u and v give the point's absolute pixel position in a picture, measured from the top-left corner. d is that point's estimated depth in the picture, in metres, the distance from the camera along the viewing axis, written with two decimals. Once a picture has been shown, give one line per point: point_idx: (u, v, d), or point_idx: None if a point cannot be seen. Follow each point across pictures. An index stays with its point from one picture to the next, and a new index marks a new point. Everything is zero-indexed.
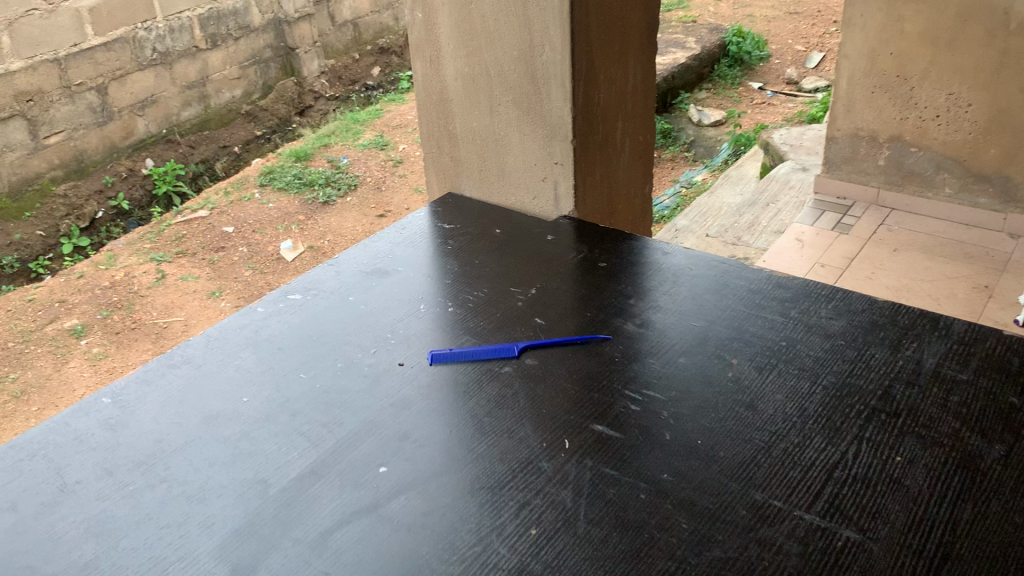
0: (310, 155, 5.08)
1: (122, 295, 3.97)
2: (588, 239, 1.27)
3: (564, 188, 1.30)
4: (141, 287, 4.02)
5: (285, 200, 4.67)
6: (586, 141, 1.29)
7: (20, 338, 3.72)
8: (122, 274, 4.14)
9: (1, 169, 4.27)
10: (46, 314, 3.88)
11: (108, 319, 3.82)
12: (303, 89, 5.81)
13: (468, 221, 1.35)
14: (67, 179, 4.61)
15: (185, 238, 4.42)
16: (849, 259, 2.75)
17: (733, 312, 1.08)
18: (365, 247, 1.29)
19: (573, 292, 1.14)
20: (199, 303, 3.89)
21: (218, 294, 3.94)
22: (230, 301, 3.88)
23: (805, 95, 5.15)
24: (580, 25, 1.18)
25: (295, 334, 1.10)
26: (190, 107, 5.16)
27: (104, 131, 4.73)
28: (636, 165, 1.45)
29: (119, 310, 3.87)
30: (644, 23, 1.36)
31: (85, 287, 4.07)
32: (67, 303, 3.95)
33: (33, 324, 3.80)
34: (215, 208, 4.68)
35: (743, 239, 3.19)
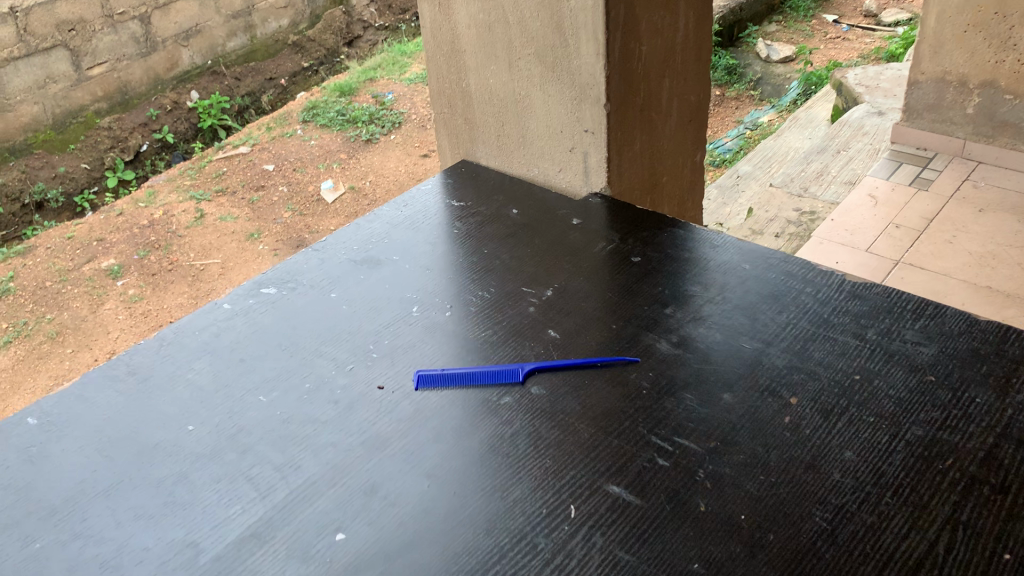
0: (356, 89, 4.85)
1: (160, 234, 3.78)
2: (621, 226, 1.06)
3: (595, 160, 1.09)
4: (180, 227, 3.82)
5: (328, 136, 4.45)
6: (622, 107, 1.06)
7: (59, 278, 3.55)
8: (162, 212, 3.95)
9: (42, 100, 4.20)
10: (84, 252, 3.71)
11: (145, 259, 3.63)
12: (351, 18, 5.56)
13: (482, 198, 1.15)
14: (112, 111, 4.50)
15: (224, 175, 4.22)
16: (928, 220, 2.49)
17: (795, 330, 0.87)
18: (358, 229, 1.10)
19: (598, 296, 0.94)
20: (237, 245, 3.67)
21: (256, 236, 3.71)
22: (269, 244, 3.64)
23: (885, 29, 4.73)
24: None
25: (263, 342, 0.92)
26: (234, 37, 5.04)
27: (148, 62, 4.60)
28: (685, 131, 1.23)
29: (155, 251, 3.67)
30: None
31: (124, 225, 3.89)
32: (105, 242, 3.78)
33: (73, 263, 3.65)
34: (256, 143, 4.46)
35: (810, 190, 2.91)
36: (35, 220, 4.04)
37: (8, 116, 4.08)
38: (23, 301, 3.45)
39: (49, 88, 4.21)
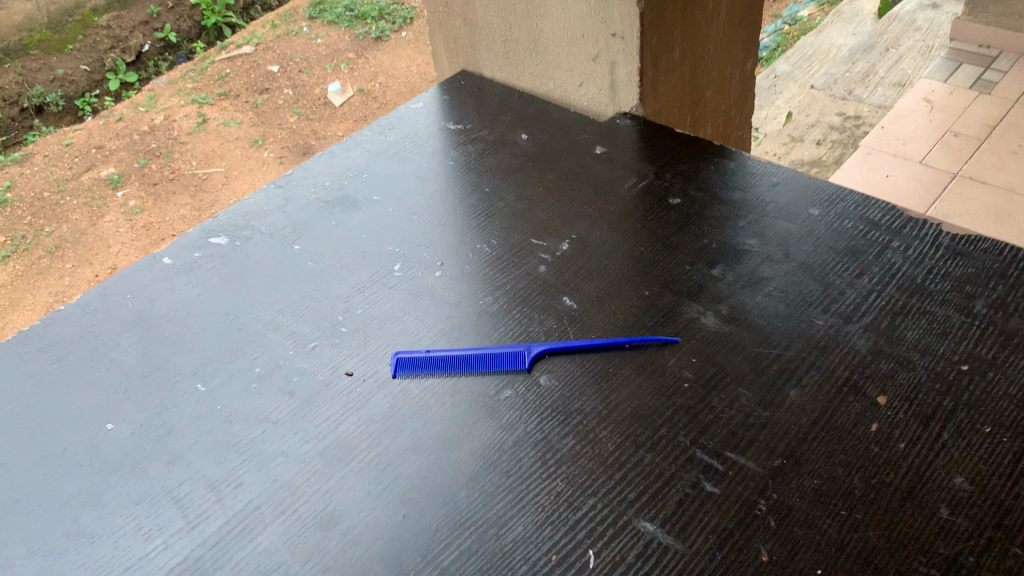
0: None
1: (161, 141, 3.29)
2: (656, 158, 0.85)
3: (624, 73, 0.87)
4: (181, 132, 3.33)
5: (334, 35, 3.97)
6: (661, 5, 0.83)
7: (60, 188, 3.07)
8: (163, 117, 3.44)
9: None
10: (82, 161, 3.21)
11: (146, 168, 3.15)
12: None
13: (484, 119, 0.95)
14: (109, 9, 3.99)
15: (226, 78, 3.69)
16: (991, 126, 2.28)
17: (881, 301, 0.68)
18: (333, 160, 0.90)
19: (627, 252, 0.75)
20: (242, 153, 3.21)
21: (261, 142, 3.25)
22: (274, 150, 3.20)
23: None
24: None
25: (207, 311, 0.74)
26: None
27: None
28: (736, 32, 0.99)
29: (155, 159, 3.19)
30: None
31: (123, 132, 3.37)
32: (104, 149, 3.28)
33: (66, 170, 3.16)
34: (259, 44, 3.96)
35: (855, 93, 2.63)
36: (35, 125, 3.60)
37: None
38: (20, 213, 3.01)
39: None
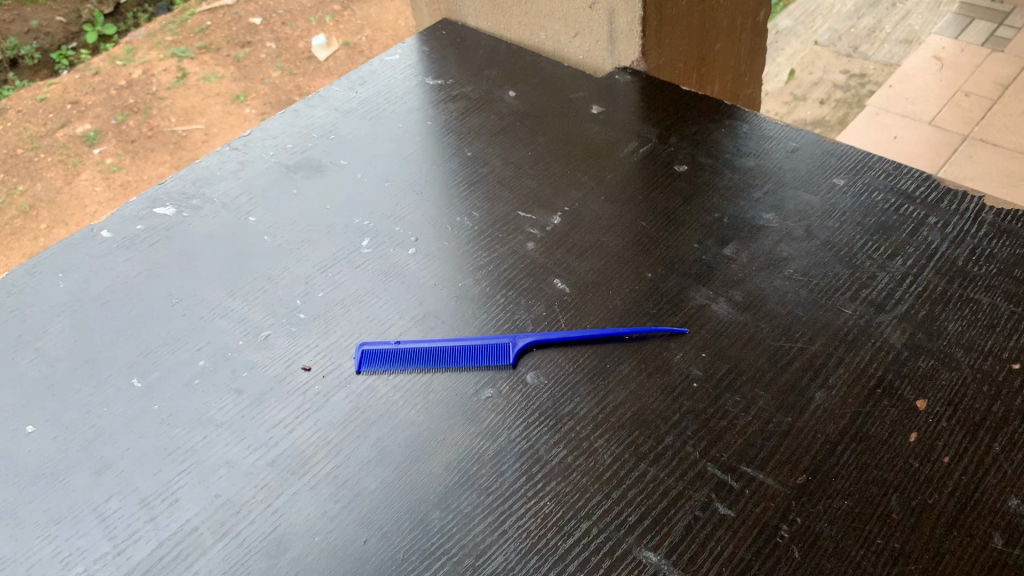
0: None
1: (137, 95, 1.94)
2: (659, 119, 0.76)
3: (625, 24, 0.78)
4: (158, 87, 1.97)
5: None
6: None
7: (29, 144, 1.82)
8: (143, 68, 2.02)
9: None
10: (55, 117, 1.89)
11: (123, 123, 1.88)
12: None
13: (468, 74, 0.85)
14: None
15: (210, 30, 2.14)
16: (1003, 86, 2.20)
17: (917, 287, 0.59)
18: (298, 120, 0.81)
19: (626, 228, 0.66)
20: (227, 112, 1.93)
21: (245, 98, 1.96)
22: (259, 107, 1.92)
23: None
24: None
25: (148, 292, 0.65)
26: None
27: None
28: None
29: (139, 115, 1.89)
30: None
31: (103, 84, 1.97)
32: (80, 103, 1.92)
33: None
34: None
35: (861, 50, 2.52)
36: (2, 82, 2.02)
37: None
38: None
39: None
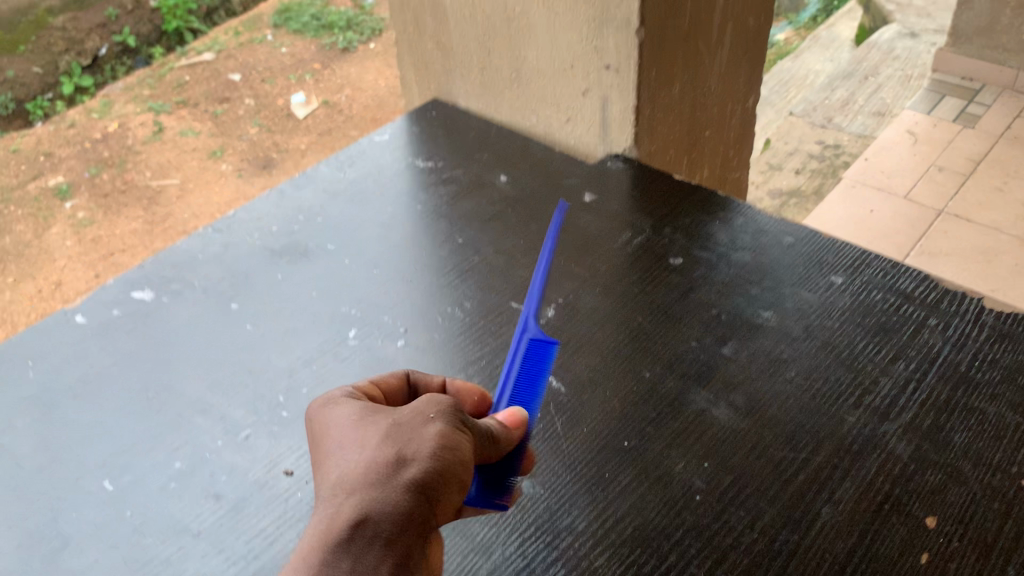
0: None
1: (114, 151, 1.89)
2: (652, 210, 0.75)
3: (617, 109, 0.77)
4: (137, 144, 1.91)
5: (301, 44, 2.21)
6: (663, 31, 0.73)
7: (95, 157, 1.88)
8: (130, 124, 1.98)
9: None
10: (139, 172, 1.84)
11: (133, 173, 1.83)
12: None
13: (459, 157, 0.84)
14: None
15: (187, 85, 2.11)
16: (975, 162, 2.26)
17: (920, 395, 0.57)
18: (282, 201, 0.79)
19: (622, 323, 0.65)
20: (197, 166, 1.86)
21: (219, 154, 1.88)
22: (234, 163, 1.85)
23: None
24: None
25: (123, 385, 0.62)
26: None
27: None
28: (739, 67, 0.88)
29: (110, 167, 1.84)
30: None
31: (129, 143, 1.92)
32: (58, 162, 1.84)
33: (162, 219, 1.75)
34: (222, 50, 2.23)
35: (835, 121, 2.62)
36: None
37: None
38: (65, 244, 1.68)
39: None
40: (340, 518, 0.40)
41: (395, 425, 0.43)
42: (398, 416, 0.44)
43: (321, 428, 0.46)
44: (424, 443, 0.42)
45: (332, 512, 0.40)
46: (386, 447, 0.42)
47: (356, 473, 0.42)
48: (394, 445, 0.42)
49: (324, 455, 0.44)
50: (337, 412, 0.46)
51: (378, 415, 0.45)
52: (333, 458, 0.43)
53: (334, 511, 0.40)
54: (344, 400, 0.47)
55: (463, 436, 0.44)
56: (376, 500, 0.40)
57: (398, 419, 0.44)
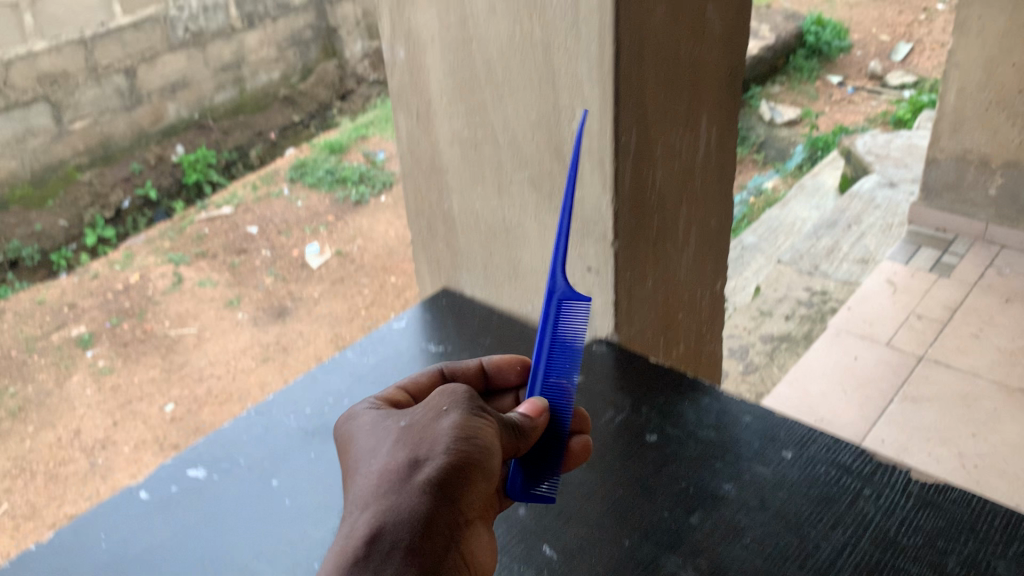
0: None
1: (134, 301, 2.50)
2: (631, 390, 0.88)
3: (600, 303, 0.93)
4: (153, 293, 2.51)
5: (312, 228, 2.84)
6: (634, 242, 0.90)
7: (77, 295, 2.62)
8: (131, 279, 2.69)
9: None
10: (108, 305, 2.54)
11: (118, 328, 2.37)
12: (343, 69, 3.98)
13: (465, 341, 0.97)
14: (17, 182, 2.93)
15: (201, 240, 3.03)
16: (951, 310, 2.47)
17: (854, 558, 0.68)
18: (314, 384, 0.92)
19: (606, 495, 0.76)
20: (215, 315, 2.47)
21: (236, 304, 2.54)
22: (251, 311, 2.49)
23: (891, 92, 5.09)
24: (632, 38, 0.77)
25: (179, 554, 0.73)
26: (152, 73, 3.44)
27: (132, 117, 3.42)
28: (705, 261, 1.06)
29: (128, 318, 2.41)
30: (730, 12, 0.91)
31: (98, 292, 2.61)
32: (75, 309, 2.46)
33: (177, 368, 2.26)
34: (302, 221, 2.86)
35: (821, 268, 3.16)
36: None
37: None
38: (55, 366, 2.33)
39: (80, 94, 3.16)
40: (382, 489, 0.60)
41: (420, 426, 0.64)
42: (418, 420, 0.64)
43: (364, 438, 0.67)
44: (445, 431, 0.62)
45: (377, 486, 0.60)
46: (413, 441, 0.62)
47: (401, 460, 0.61)
48: (423, 439, 0.62)
49: (373, 459, 0.64)
50: (376, 430, 0.67)
51: (404, 423, 0.65)
52: (375, 455, 0.64)
53: (380, 485, 0.60)
54: (378, 419, 0.68)
55: (474, 420, 0.63)
56: (407, 474, 0.60)
57: (422, 420, 0.64)
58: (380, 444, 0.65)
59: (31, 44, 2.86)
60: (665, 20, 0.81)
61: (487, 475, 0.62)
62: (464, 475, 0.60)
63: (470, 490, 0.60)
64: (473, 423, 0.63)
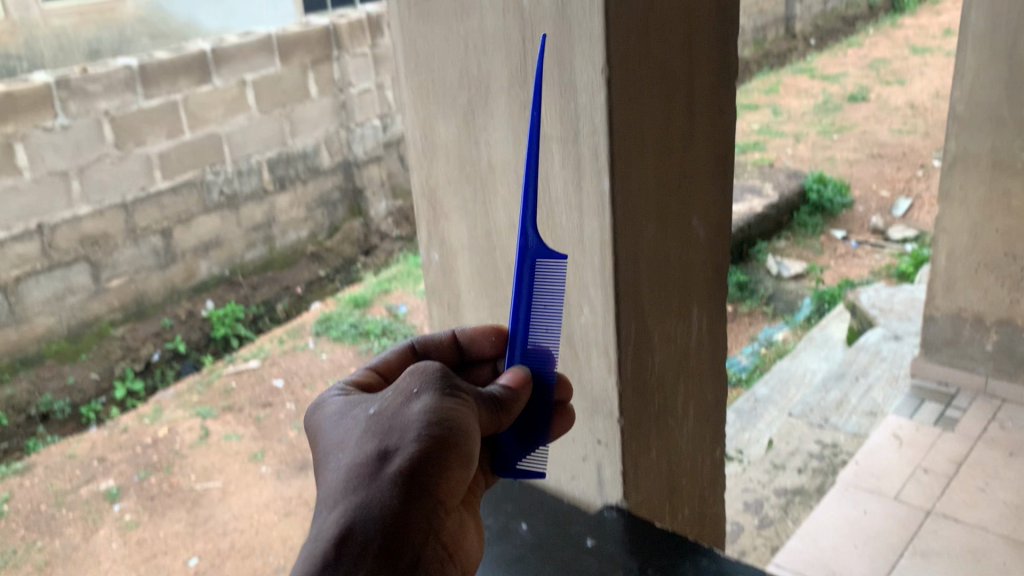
0: (363, 281, 4.95)
1: (162, 454, 3.07)
2: (638, 552, 0.98)
3: (609, 471, 1.04)
4: (182, 445, 3.10)
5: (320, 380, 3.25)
6: (637, 417, 1.03)
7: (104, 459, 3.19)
8: (166, 430, 3.30)
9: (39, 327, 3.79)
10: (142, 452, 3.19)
11: (146, 481, 2.88)
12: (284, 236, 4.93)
13: (489, 508, 1.09)
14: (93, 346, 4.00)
15: (230, 391, 3.58)
16: (957, 463, 2.55)
17: None
18: None
19: None
20: (241, 467, 2.87)
21: (260, 456, 2.89)
22: (274, 464, 2.83)
23: (894, 245, 5.27)
24: (626, 254, 0.93)
25: None
26: (135, 245, 4.20)
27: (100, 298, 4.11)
28: (702, 433, 1.20)
29: (156, 472, 2.91)
30: (711, 224, 1.09)
31: (126, 444, 3.27)
32: (106, 462, 3.11)
33: (202, 521, 2.63)
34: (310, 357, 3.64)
35: (831, 420, 3.25)
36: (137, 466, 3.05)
37: (23, 327, 3.75)
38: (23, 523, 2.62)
39: (119, 254, 4.14)
40: (364, 468, 0.75)
41: (393, 412, 0.80)
42: (389, 408, 0.80)
43: (342, 423, 0.83)
44: (415, 420, 0.77)
45: (359, 465, 0.76)
46: (389, 424, 0.78)
47: (379, 444, 0.77)
48: (397, 422, 0.78)
49: (350, 440, 0.80)
50: (351, 419, 0.83)
51: (377, 410, 0.81)
52: (355, 438, 0.80)
53: (362, 463, 0.76)
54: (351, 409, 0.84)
55: (441, 398, 0.79)
56: (385, 455, 0.76)
57: (394, 406, 0.80)
58: (355, 435, 0.80)
59: (77, 209, 3.92)
60: (654, 235, 0.98)
61: (461, 462, 0.78)
62: (434, 460, 0.76)
63: (446, 462, 0.77)
64: (442, 411, 0.78)
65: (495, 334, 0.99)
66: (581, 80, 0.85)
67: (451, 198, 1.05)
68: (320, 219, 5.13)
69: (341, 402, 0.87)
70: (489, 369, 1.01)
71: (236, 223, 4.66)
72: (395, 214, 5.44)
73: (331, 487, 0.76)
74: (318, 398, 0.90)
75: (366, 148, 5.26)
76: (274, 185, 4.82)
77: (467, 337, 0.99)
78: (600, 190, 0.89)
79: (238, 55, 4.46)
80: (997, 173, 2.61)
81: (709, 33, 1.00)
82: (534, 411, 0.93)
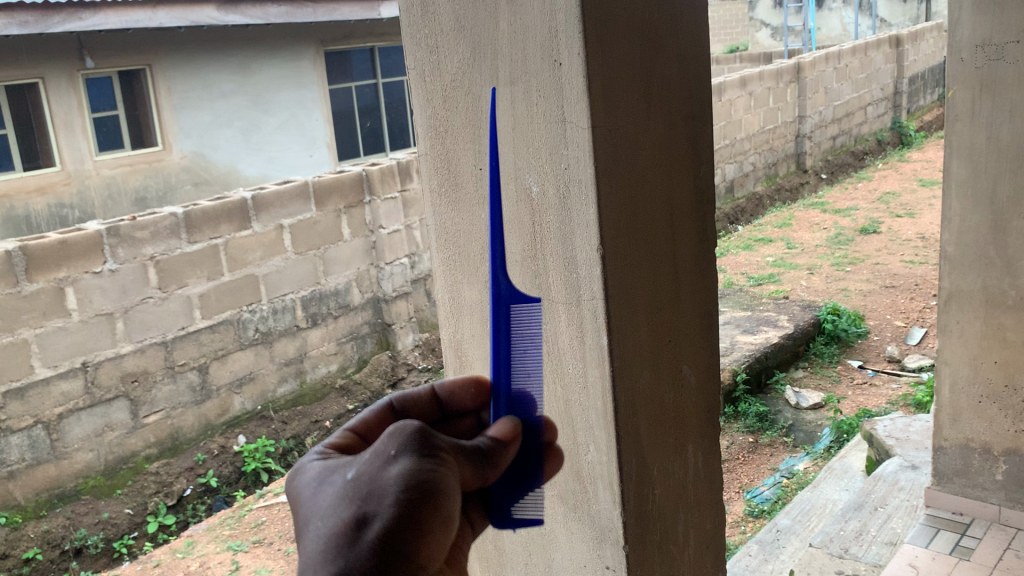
0: None
1: None
2: None
3: None
4: None
5: None
6: (641, 545, 1.17)
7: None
8: (197, 563, 3.42)
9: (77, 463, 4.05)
10: None
11: None
12: (315, 372, 5.12)
13: None
14: (123, 480, 4.22)
15: (262, 525, 3.72)
16: None
17: None
18: None
19: None
20: None
21: None
22: None
23: (910, 374, 5.37)
24: (625, 400, 1.10)
25: None
26: (173, 381, 4.38)
27: (137, 434, 4.28)
28: (702, 556, 1.33)
29: None
30: (701, 369, 1.27)
31: None
32: None
33: None
34: None
35: (851, 550, 3.27)
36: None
37: (62, 463, 4.00)
38: None
39: (156, 391, 4.32)
40: (341, 539, 0.85)
41: (368, 479, 0.88)
42: (362, 475, 0.89)
43: (321, 492, 0.93)
44: (390, 485, 0.86)
45: (336, 537, 0.86)
46: (363, 494, 0.87)
47: (354, 515, 0.86)
48: (373, 489, 0.87)
49: (328, 509, 0.89)
50: (328, 489, 0.92)
51: (352, 478, 0.90)
52: (332, 505, 0.89)
53: (339, 535, 0.86)
54: (330, 477, 0.94)
55: (411, 462, 0.88)
56: (361, 526, 0.85)
57: (370, 472, 0.89)
58: (333, 502, 0.90)
59: (120, 348, 4.16)
60: (648, 383, 1.15)
61: (439, 523, 0.88)
62: (410, 525, 0.85)
63: (428, 528, 0.87)
64: (416, 475, 0.87)
65: (472, 386, 1.17)
66: (582, 257, 1.04)
67: (476, 349, 1.23)
68: (350, 353, 5.34)
69: (323, 469, 0.97)
70: (471, 419, 1.18)
71: (269, 358, 4.85)
72: (421, 347, 5.63)
73: (310, 557, 0.85)
74: (299, 464, 1.01)
75: (395, 285, 5.45)
76: (307, 322, 5.05)
77: (447, 391, 1.16)
78: (600, 347, 1.07)
79: (277, 202, 4.77)
80: (992, 309, 2.77)
81: (690, 212, 1.20)
82: (526, 460, 1.15)
